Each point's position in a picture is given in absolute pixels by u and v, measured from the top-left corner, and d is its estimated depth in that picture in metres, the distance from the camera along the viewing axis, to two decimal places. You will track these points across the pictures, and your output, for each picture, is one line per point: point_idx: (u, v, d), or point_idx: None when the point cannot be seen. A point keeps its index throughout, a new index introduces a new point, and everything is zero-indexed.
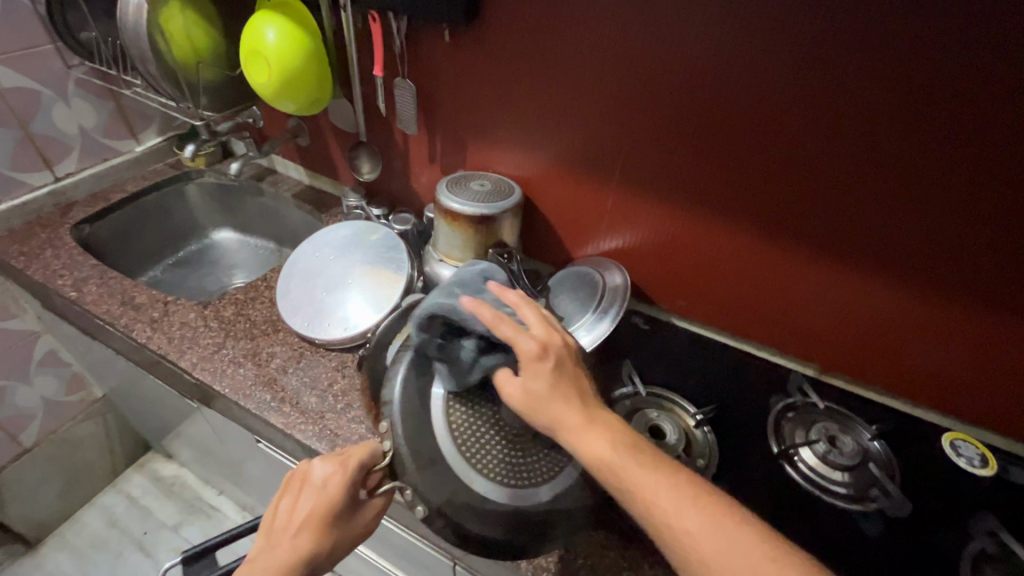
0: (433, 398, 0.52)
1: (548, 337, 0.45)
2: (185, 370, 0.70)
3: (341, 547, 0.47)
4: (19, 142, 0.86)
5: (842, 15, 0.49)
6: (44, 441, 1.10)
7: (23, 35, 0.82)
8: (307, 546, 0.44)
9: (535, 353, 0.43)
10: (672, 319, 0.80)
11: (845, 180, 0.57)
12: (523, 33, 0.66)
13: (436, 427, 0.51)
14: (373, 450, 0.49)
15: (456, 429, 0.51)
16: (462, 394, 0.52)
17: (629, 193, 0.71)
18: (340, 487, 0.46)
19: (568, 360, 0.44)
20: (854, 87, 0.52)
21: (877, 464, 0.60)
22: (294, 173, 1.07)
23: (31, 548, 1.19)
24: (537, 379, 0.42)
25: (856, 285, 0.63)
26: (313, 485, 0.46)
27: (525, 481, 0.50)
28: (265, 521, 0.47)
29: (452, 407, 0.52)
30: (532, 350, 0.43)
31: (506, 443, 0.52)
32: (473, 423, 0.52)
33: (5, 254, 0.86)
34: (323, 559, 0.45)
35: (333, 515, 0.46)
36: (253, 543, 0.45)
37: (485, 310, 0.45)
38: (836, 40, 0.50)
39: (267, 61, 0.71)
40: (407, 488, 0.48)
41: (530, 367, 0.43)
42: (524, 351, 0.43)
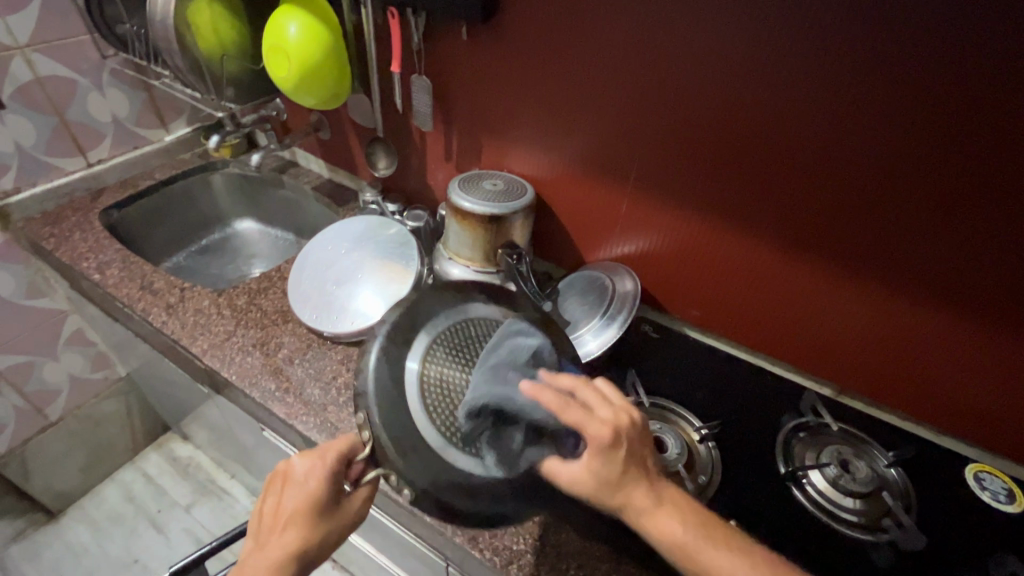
0: (407, 381, 0.49)
1: (616, 419, 0.42)
2: (196, 355, 0.72)
3: (331, 539, 0.46)
4: (55, 128, 0.90)
5: (867, 16, 0.46)
6: (68, 416, 1.15)
7: (61, 25, 0.85)
8: (294, 542, 0.44)
9: (606, 442, 0.41)
10: (684, 330, 0.78)
11: (869, 193, 0.54)
12: (540, 33, 0.65)
13: (409, 402, 0.48)
14: (353, 442, 0.47)
15: (431, 403, 0.48)
16: (437, 368, 0.50)
17: (643, 197, 0.70)
18: (320, 482, 0.45)
19: (634, 440, 0.43)
20: (878, 95, 0.49)
21: (893, 492, 0.57)
22: (315, 167, 1.08)
23: (53, 518, 1.24)
24: (608, 467, 0.41)
25: (878, 303, 0.60)
26: (294, 482, 0.45)
27: None
28: (255, 521, 0.46)
29: (427, 382, 0.49)
30: (603, 439, 0.41)
31: None
32: (450, 396, 0.49)
33: (37, 235, 0.89)
34: (313, 553, 0.45)
35: (317, 511, 0.45)
36: (244, 545, 0.45)
37: (547, 394, 0.43)
38: (861, 43, 0.48)
39: (288, 55, 0.72)
40: (391, 475, 0.44)
41: (600, 452, 0.41)
42: (594, 437, 0.41)
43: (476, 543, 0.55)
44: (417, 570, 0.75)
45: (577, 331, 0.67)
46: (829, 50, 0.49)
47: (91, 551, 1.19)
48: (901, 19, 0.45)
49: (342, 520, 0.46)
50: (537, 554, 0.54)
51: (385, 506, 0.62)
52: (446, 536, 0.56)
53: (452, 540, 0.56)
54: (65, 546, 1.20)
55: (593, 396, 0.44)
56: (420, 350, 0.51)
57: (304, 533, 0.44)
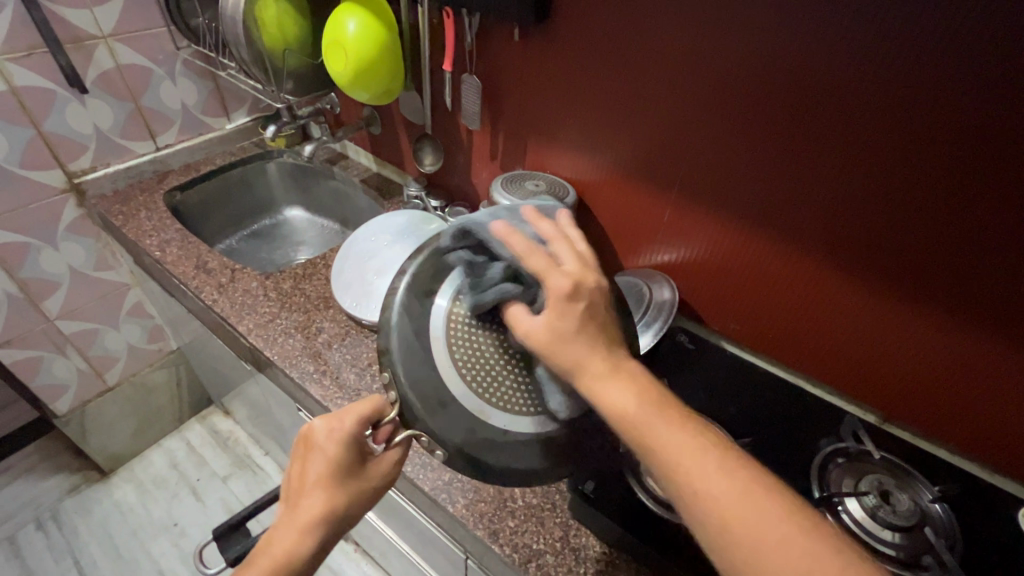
0: (432, 334, 0.47)
1: (582, 276, 0.43)
2: (242, 334, 0.76)
3: (359, 502, 0.47)
4: (130, 112, 0.96)
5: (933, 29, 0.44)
6: (125, 382, 1.22)
7: (142, 18, 0.91)
8: (322, 504, 0.45)
9: (564, 291, 0.41)
10: (722, 343, 0.77)
11: (924, 212, 0.52)
12: (592, 37, 0.65)
13: (435, 349, 0.47)
14: (376, 403, 0.48)
15: (456, 348, 0.48)
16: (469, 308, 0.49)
17: (687, 205, 0.69)
18: (341, 444, 0.46)
19: (598, 300, 0.42)
20: (940, 109, 0.47)
21: (936, 530, 0.54)
22: (364, 160, 1.12)
23: (105, 476, 1.33)
24: (566, 318, 0.40)
25: (927, 327, 0.57)
26: (317, 446, 0.46)
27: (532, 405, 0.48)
28: (285, 487, 0.48)
29: (454, 322, 0.49)
30: (562, 288, 0.41)
31: (512, 364, 0.49)
32: (477, 345, 0.49)
33: (108, 212, 0.95)
34: (342, 515, 0.46)
35: (342, 473, 0.46)
36: (277, 509, 0.47)
37: (515, 240, 0.45)
38: (923, 55, 0.46)
39: (346, 51, 0.74)
40: (423, 436, 0.45)
41: (557, 303, 0.41)
42: (555, 286, 0.41)
43: (497, 538, 0.56)
44: (436, 559, 0.76)
45: None
46: (890, 65, 0.47)
47: (136, 512, 1.27)
48: (972, 35, 0.43)
49: (368, 481, 0.47)
50: (555, 556, 0.54)
51: (410, 493, 0.64)
52: (467, 529, 0.57)
53: (472, 532, 0.56)
54: (113, 503, 1.28)
55: (566, 251, 0.45)
56: (449, 290, 0.49)
57: (329, 496, 0.45)
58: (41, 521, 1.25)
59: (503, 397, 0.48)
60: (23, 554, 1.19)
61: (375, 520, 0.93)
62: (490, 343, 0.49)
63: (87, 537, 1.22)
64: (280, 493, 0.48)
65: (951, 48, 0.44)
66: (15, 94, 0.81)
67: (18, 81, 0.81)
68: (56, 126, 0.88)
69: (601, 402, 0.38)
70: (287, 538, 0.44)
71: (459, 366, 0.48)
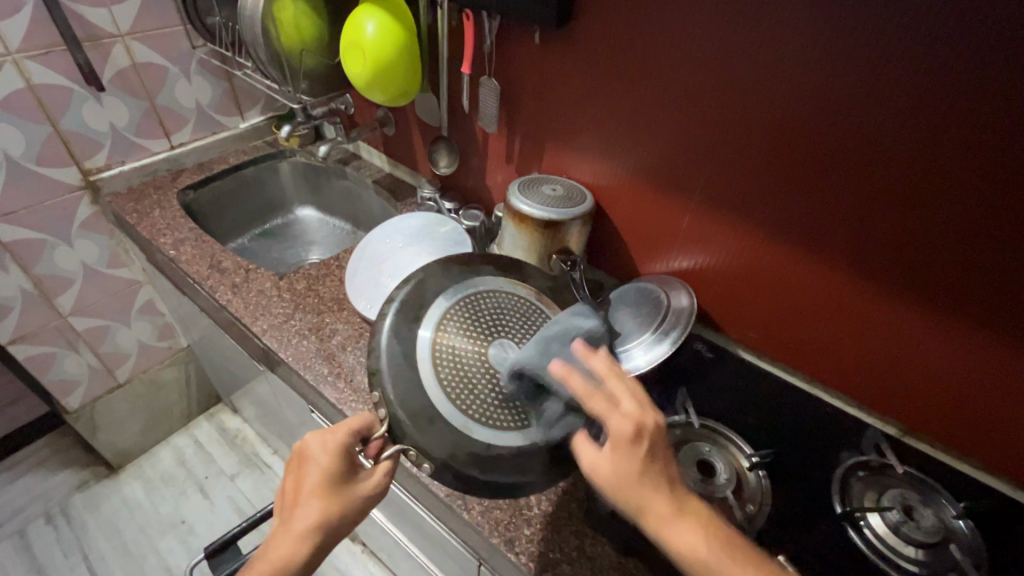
0: (419, 358, 0.51)
1: (642, 414, 0.40)
2: (256, 334, 0.75)
3: (355, 512, 0.46)
4: (145, 111, 0.96)
5: (963, 35, 0.44)
6: (135, 378, 1.22)
7: (159, 16, 0.91)
8: (318, 513, 0.44)
9: (627, 436, 0.39)
10: (740, 351, 0.76)
11: (950, 221, 0.51)
12: (615, 41, 0.64)
13: (422, 370, 0.50)
14: (365, 419, 0.49)
15: (441, 370, 0.51)
16: (452, 334, 0.53)
17: (706, 211, 0.68)
18: (336, 453, 0.46)
19: (660, 440, 0.40)
20: (969, 116, 0.46)
21: (962, 547, 0.53)
22: (377, 161, 1.12)
23: (113, 472, 1.34)
24: (628, 461, 0.39)
25: (951, 337, 0.56)
26: (312, 457, 0.46)
27: (513, 424, 0.50)
28: (278, 504, 0.47)
29: (439, 348, 0.52)
30: (624, 433, 0.39)
31: (494, 385, 0.51)
32: (461, 368, 0.51)
33: (122, 210, 0.96)
34: (337, 525, 0.45)
35: (338, 481, 0.46)
36: (271, 526, 0.45)
37: (575, 379, 0.42)
38: (952, 61, 0.45)
39: (364, 52, 0.74)
40: (410, 450, 0.46)
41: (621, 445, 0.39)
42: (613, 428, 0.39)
43: (513, 546, 0.55)
44: (446, 564, 0.76)
45: (626, 345, 0.65)
46: (924, 72, 0.46)
47: (144, 508, 1.27)
48: (1012, 43, 0.42)
49: (362, 491, 0.46)
50: (571, 564, 0.54)
51: (424, 498, 0.64)
52: (483, 536, 0.57)
53: (488, 539, 0.56)
54: (121, 500, 1.28)
55: (623, 388, 0.42)
56: (433, 319, 0.53)
57: (326, 504, 0.45)
58: (50, 516, 1.25)
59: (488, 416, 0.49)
60: (33, 548, 1.19)
61: (384, 522, 0.93)
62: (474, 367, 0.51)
63: (96, 533, 1.22)
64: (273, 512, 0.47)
65: (988, 55, 0.43)
66: (33, 91, 0.81)
67: (36, 78, 0.81)
68: (72, 123, 0.88)
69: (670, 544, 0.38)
70: (279, 551, 0.43)
71: (444, 387, 0.50)
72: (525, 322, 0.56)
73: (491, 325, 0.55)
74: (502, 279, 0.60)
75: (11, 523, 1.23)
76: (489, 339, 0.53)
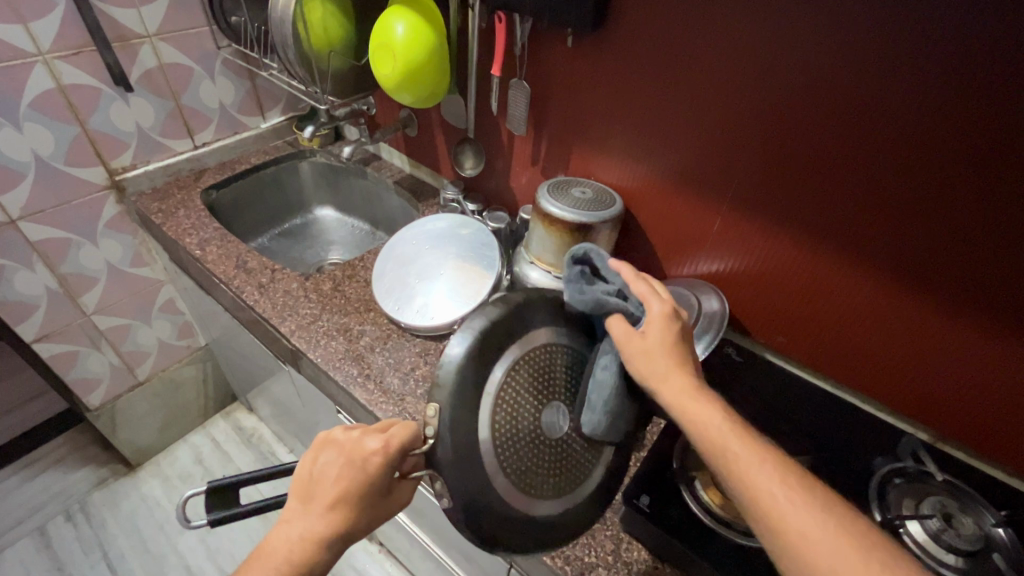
0: (486, 390, 0.48)
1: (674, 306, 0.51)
2: (284, 334, 0.76)
3: (380, 514, 0.48)
4: (170, 111, 0.97)
5: (1007, 44, 0.43)
6: (154, 377, 1.23)
7: (186, 16, 0.91)
8: (348, 518, 0.45)
9: (664, 312, 0.49)
10: (767, 354, 0.76)
11: (988, 231, 0.50)
12: (648, 44, 0.64)
13: (487, 392, 0.48)
14: (417, 432, 0.46)
15: (500, 411, 0.48)
16: (520, 374, 0.50)
17: (737, 215, 0.68)
18: (380, 467, 0.45)
19: (686, 330, 0.50)
20: (1007, 127, 0.46)
21: (1004, 555, 0.53)
22: (398, 162, 1.12)
23: (131, 470, 1.35)
24: (655, 332, 0.48)
25: (987, 345, 0.56)
26: (353, 461, 0.45)
27: (530, 488, 0.49)
28: (304, 482, 0.47)
29: (508, 381, 0.49)
30: (662, 310, 0.49)
31: (535, 447, 0.50)
32: (515, 419, 0.49)
33: (147, 210, 0.96)
34: (361, 526, 0.47)
35: (373, 492, 0.46)
36: (292, 504, 0.46)
37: (627, 269, 0.54)
38: (993, 71, 0.44)
39: (394, 54, 0.74)
40: (438, 480, 0.45)
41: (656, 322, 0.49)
42: (654, 310, 0.49)
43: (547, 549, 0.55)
44: (472, 566, 0.76)
45: None
46: (971, 79, 0.46)
47: (162, 505, 1.28)
48: None
49: (390, 502, 0.48)
50: (607, 568, 0.54)
51: None
52: None
53: None
54: (139, 497, 1.29)
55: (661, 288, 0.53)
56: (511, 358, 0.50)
57: (358, 510, 0.46)
58: (70, 513, 1.26)
59: (517, 470, 0.49)
60: (53, 544, 1.20)
61: (405, 523, 0.92)
62: (527, 418, 0.50)
63: (115, 530, 1.23)
64: (293, 484, 0.47)
65: None
66: (62, 91, 0.82)
67: (65, 79, 0.81)
68: (100, 123, 0.88)
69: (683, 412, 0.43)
70: (304, 548, 0.45)
71: (495, 426, 0.48)
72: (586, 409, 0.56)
73: (554, 381, 0.53)
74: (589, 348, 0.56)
75: (30, 520, 1.24)
76: (548, 399, 0.52)
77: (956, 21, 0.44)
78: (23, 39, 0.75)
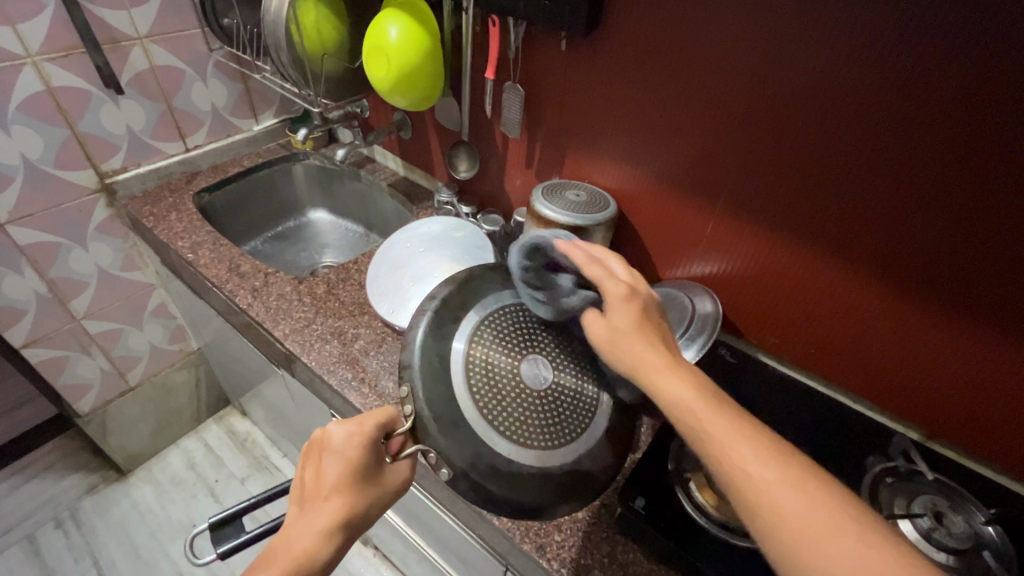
0: (453, 360, 0.51)
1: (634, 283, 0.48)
2: (278, 339, 0.75)
3: (377, 504, 0.47)
4: (162, 113, 0.96)
5: (986, 49, 0.44)
6: (145, 381, 1.22)
7: (177, 19, 0.90)
8: (344, 507, 0.45)
9: (623, 293, 0.45)
10: (760, 355, 0.77)
11: (971, 231, 0.51)
12: (640, 47, 0.64)
13: (454, 375, 0.50)
14: (389, 412, 0.49)
15: (474, 384, 0.50)
16: (483, 339, 0.53)
17: (729, 217, 0.68)
18: (360, 447, 0.46)
19: (652, 304, 0.47)
20: (987, 129, 0.47)
21: (993, 552, 0.53)
22: (391, 164, 1.12)
23: (122, 475, 1.33)
24: (622, 318, 0.44)
25: (971, 343, 0.57)
26: (335, 447, 0.46)
27: (534, 441, 0.50)
28: (295, 491, 0.47)
29: (474, 348, 0.52)
30: (620, 291, 0.45)
31: (523, 401, 0.51)
32: (493, 385, 0.51)
33: (138, 213, 0.95)
34: (360, 517, 0.46)
35: (362, 475, 0.46)
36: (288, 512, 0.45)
37: (578, 252, 0.48)
38: (974, 74, 0.45)
39: (387, 56, 0.74)
40: (430, 451, 0.46)
41: (616, 301, 0.45)
42: (612, 291, 0.46)
43: (544, 552, 0.55)
44: (467, 569, 0.76)
45: None
46: (970, 85, 0.46)
47: (154, 511, 1.27)
48: None
49: (386, 487, 0.48)
50: (603, 570, 0.54)
51: (451, 505, 0.64)
52: (513, 542, 0.57)
53: (519, 546, 0.56)
54: (130, 503, 1.28)
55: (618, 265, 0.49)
56: (467, 331, 0.53)
57: (351, 496, 0.45)
58: (59, 520, 1.24)
59: (517, 431, 0.50)
60: (43, 552, 1.19)
61: (400, 527, 0.92)
62: (503, 378, 0.52)
63: (106, 537, 1.22)
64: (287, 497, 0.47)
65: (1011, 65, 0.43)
66: (51, 93, 0.81)
67: (54, 81, 0.80)
68: (90, 126, 0.87)
69: (659, 393, 0.40)
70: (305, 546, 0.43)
71: (475, 397, 0.50)
72: (565, 350, 0.56)
73: (525, 337, 0.55)
74: None
75: (20, 527, 1.22)
76: (522, 353, 0.54)
77: (955, 25, 0.45)
78: (12, 42, 0.74)
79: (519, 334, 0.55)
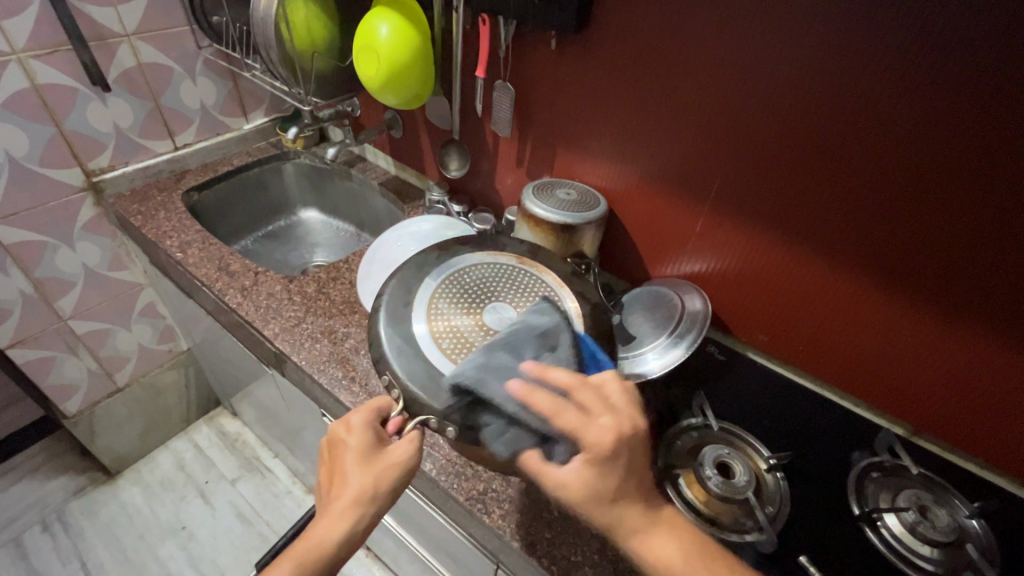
0: (419, 341, 0.53)
1: (618, 425, 0.41)
2: (267, 338, 0.75)
3: (386, 482, 0.45)
4: (149, 111, 0.95)
5: (965, 46, 0.45)
6: (134, 382, 1.21)
7: (165, 16, 0.90)
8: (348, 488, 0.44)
9: (600, 451, 0.40)
10: (750, 354, 0.77)
11: (954, 227, 0.52)
12: (629, 46, 0.65)
13: (427, 352, 0.52)
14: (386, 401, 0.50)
15: (449, 349, 0.52)
16: (436, 318, 0.55)
17: (718, 215, 0.68)
18: (356, 430, 0.47)
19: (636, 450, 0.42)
20: (968, 126, 0.47)
21: (976, 546, 0.55)
22: (382, 163, 1.12)
23: (110, 477, 1.32)
24: (597, 475, 0.41)
25: (956, 339, 0.57)
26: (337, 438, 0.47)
27: None
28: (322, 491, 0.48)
29: (434, 327, 0.54)
30: (597, 448, 0.40)
31: None
32: (466, 343, 0.53)
33: (125, 212, 0.94)
34: (369, 496, 0.44)
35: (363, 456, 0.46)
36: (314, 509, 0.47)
37: (534, 398, 0.42)
38: (953, 72, 0.46)
39: (377, 55, 0.74)
40: (431, 419, 0.47)
41: (596, 462, 0.41)
42: (587, 444, 0.41)
43: (534, 550, 0.55)
44: (458, 567, 0.76)
45: (639, 348, 0.66)
46: (957, 84, 0.46)
47: (143, 514, 1.26)
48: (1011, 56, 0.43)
49: (390, 463, 0.46)
50: (594, 567, 0.55)
51: (441, 503, 0.64)
52: (504, 540, 0.57)
53: (509, 544, 0.56)
54: (118, 505, 1.27)
55: (594, 398, 0.43)
56: (423, 319, 0.55)
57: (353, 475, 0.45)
58: (46, 523, 1.23)
59: None
60: (29, 555, 1.17)
61: (391, 527, 0.91)
62: (473, 334, 0.54)
63: (94, 539, 1.21)
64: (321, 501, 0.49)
65: (989, 62, 0.44)
66: (37, 91, 0.80)
67: (40, 78, 0.79)
68: (76, 124, 0.86)
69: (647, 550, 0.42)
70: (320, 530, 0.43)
71: (452, 355, 0.52)
72: (521, 287, 0.60)
73: (477, 297, 0.58)
74: (477, 257, 0.63)
75: (6, 530, 1.21)
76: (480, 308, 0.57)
77: (941, 25, 0.45)
78: None
79: (472, 296, 0.58)
